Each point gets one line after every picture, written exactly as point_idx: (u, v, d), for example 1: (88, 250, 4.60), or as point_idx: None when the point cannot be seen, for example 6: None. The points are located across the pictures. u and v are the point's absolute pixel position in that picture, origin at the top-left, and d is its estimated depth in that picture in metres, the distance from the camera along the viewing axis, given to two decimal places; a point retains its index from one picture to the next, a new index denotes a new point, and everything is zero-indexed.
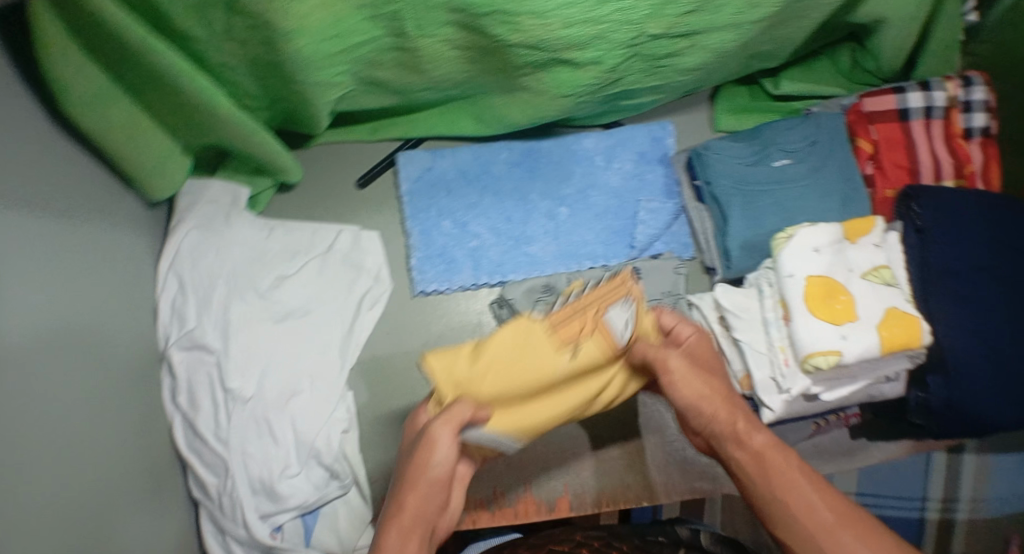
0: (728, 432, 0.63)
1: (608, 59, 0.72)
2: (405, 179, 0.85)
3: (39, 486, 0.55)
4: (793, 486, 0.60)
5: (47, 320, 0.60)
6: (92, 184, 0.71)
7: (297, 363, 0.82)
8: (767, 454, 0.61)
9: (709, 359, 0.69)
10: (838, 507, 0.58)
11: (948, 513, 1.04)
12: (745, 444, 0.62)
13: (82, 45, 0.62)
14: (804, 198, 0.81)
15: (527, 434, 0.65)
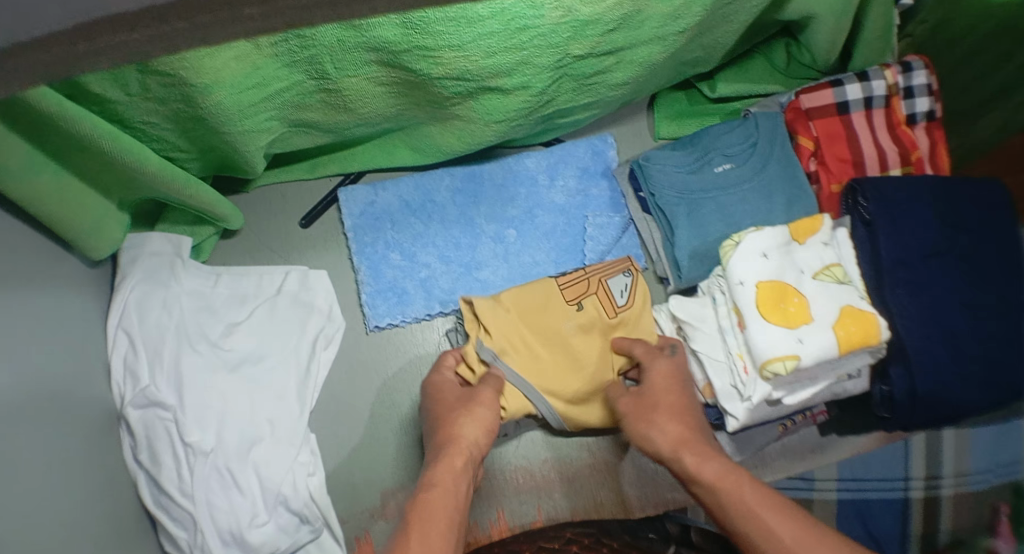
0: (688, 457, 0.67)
1: (535, 83, 0.71)
2: (348, 215, 0.84)
3: None
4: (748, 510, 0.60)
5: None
6: (34, 253, 0.70)
7: (256, 410, 0.81)
8: (718, 486, 0.63)
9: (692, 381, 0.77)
10: (794, 529, 0.58)
11: (938, 495, 0.92)
12: (699, 482, 0.65)
13: (6, 120, 0.58)
14: (748, 201, 0.81)
15: (541, 379, 0.79)
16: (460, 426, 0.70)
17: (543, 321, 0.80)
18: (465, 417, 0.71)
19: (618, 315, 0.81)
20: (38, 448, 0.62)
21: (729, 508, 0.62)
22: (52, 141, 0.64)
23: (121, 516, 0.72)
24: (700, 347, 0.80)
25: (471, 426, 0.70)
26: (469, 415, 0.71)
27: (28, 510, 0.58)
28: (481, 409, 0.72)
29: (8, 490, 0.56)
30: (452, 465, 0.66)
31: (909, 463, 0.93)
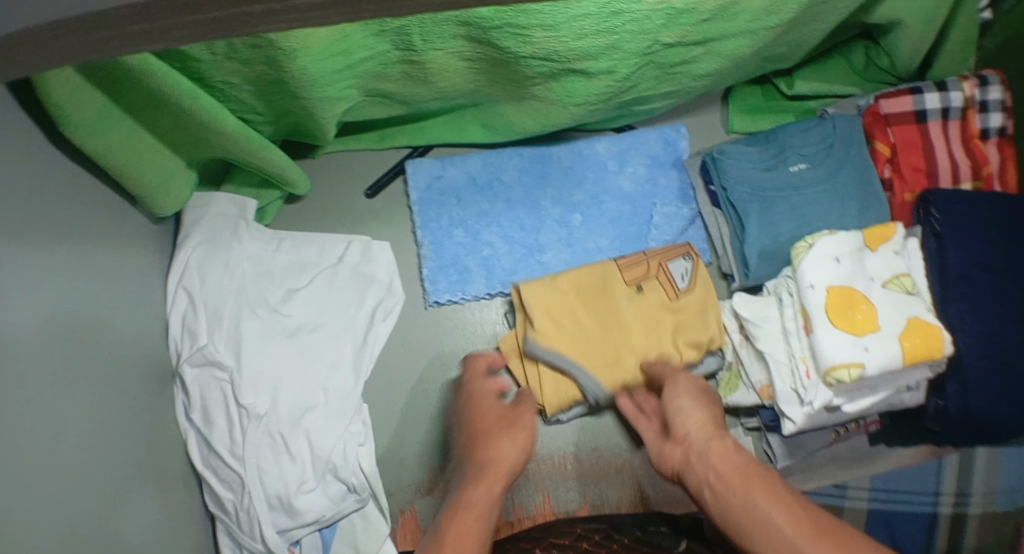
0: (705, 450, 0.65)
1: (620, 69, 0.70)
2: (414, 189, 0.84)
3: (53, 533, 0.53)
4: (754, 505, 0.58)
5: (52, 353, 0.58)
6: (98, 207, 0.69)
7: (312, 377, 0.81)
8: (736, 477, 0.61)
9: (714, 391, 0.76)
10: (814, 531, 0.54)
11: (967, 514, 0.88)
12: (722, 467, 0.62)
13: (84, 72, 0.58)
14: (820, 202, 0.81)
15: (597, 365, 0.80)
16: (498, 450, 0.69)
17: (598, 302, 0.81)
18: (513, 432, 0.71)
19: (679, 299, 0.82)
20: (91, 405, 0.62)
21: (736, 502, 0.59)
22: (130, 96, 0.64)
23: (168, 474, 0.72)
24: (762, 347, 0.79)
25: (520, 438, 0.71)
26: (520, 430, 0.71)
27: (76, 469, 0.58)
28: (521, 432, 0.71)
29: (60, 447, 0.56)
30: (488, 483, 0.65)
31: (940, 478, 0.89)
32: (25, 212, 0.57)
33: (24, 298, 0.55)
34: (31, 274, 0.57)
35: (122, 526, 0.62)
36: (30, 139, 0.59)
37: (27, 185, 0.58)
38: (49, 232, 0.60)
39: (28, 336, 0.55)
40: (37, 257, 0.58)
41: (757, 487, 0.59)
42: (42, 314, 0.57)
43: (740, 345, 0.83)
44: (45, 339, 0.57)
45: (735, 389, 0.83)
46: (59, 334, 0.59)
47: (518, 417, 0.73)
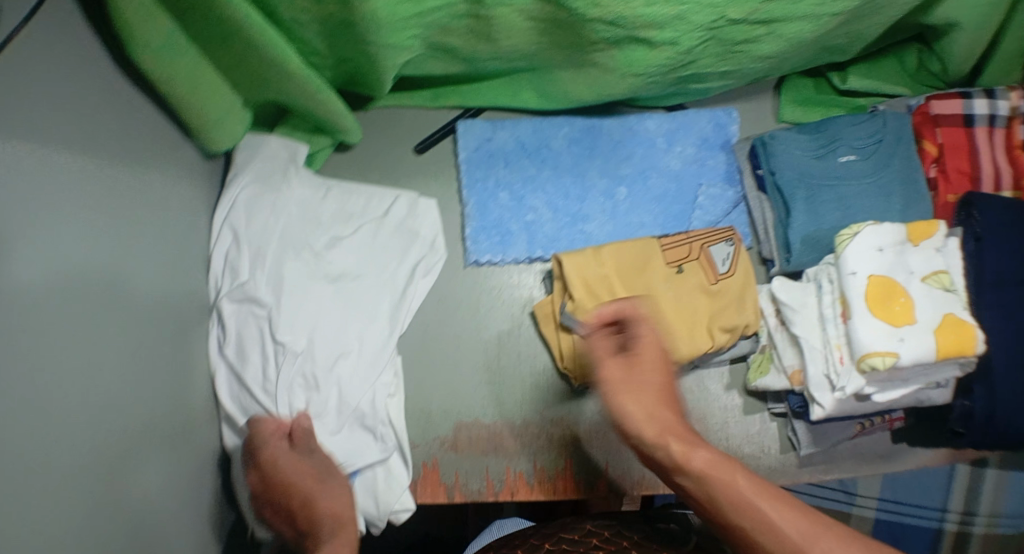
0: (670, 462, 0.61)
1: (684, 41, 0.71)
2: (463, 148, 0.85)
3: (77, 441, 0.53)
4: (752, 507, 0.56)
5: (99, 265, 0.59)
6: (156, 134, 0.70)
7: (349, 326, 0.81)
8: (708, 478, 0.59)
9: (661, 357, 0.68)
10: (802, 526, 0.55)
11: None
12: (688, 470, 0.60)
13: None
14: (865, 194, 0.81)
15: None
16: (316, 498, 0.67)
17: (639, 280, 0.81)
18: (315, 487, 0.68)
19: (718, 283, 0.82)
20: (131, 324, 0.63)
21: (724, 504, 0.58)
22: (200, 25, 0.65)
23: (196, 404, 0.72)
24: (798, 331, 0.80)
25: (328, 493, 0.68)
26: (310, 492, 0.68)
27: (111, 383, 0.58)
28: (328, 486, 0.69)
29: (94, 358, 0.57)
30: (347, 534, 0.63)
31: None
32: (80, 125, 0.58)
33: (72, 208, 0.56)
34: (80, 184, 0.57)
35: (147, 446, 0.62)
36: (93, 53, 0.61)
37: (86, 97, 0.59)
38: (105, 148, 0.61)
39: (73, 246, 0.56)
40: (88, 169, 0.59)
41: (723, 494, 0.58)
42: (92, 227, 0.58)
43: (776, 329, 0.83)
44: (94, 251, 0.58)
45: (767, 372, 0.84)
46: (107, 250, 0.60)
47: (309, 476, 0.69)
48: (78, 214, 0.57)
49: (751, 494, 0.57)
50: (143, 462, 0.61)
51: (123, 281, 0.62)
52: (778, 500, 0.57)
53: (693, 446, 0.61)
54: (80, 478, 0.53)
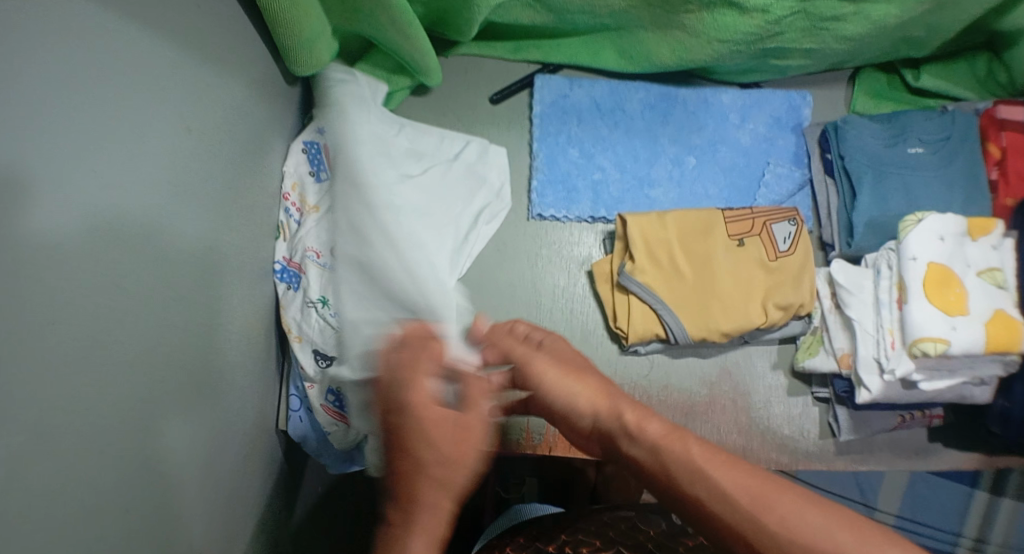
0: (619, 429, 0.57)
1: (775, 10, 0.73)
2: (538, 101, 0.86)
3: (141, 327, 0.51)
4: (703, 477, 0.50)
5: (183, 154, 0.58)
6: (243, 43, 0.71)
7: (427, 259, 0.79)
8: (660, 446, 0.54)
9: (573, 355, 0.64)
10: (751, 490, 0.48)
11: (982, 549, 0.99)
12: (640, 439, 0.55)
13: None
14: (931, 186, 0.82)
15: (691, 310, 0.80)
16: (467, 437, 0.53)
17: (699, 247, 0.81)
18: (472, 409, 0.55)
19: (777, 260, 0.81)
20: (204, 217, 0.63)
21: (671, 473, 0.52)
22: None
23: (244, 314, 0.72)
24: (852, 314, 0.80)
25: (473, 431, 0.54)
26: (461, 416, 0.54)
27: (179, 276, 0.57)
28: (474, 416, 0.55)
29: (169, 244, 0.56)
30: (438, 481, 0.52)
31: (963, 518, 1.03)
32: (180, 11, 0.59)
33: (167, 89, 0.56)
34: (173, 71, 0.57)
35: (203, 338, 0.62)
36: None
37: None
38: (199, 40, 0.62)
39: (167, 125, 0.56)
40: (181, 57, 0.59)
41: (673, 460, 0.52)
42: (179, 113, 0.58)
43: (829, 311, 0.83)
44: (181, 137, 0.58)
45: (815, 353, 0.83)
46: (193, 139, 0.60)
47: (419, 404, 0.53)
48: (173, 96, 0.57)
49: (706, 464, 0.51)
50: (198, 352, 0.61)
51: (202, 174, 0.62)
52: (739, 476, 0.49)
53: (645, 416, 0.56)
54: (138, 359, 0.51)
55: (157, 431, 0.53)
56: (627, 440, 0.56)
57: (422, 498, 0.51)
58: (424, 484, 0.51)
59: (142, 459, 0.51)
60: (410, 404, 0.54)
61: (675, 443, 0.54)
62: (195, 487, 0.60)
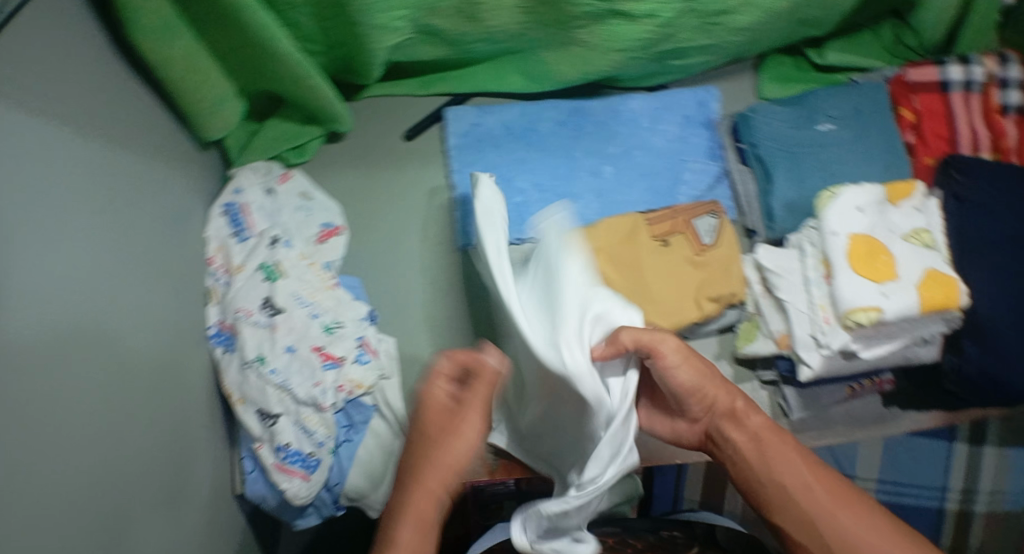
0: (726, 411, 0.65)
1: (662, 13, 0.73)
2: (452, 134, 0.87)
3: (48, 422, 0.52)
4: (765, 464, 0.63)
5: (80, 244, 0.59)
6: (147, 119, 0.73)
7: (359, 312, 0.85)
8: (762, 436, 0.64)
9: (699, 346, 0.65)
10: (802, 478, 0.62)
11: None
12: (742, 426, 0.64)
13: None
14: (846, 161, 0.84)
15: None
16: (454, 448, 0.60)
17: (625, 253, 0.83)
18: (462, 414, 0.60)
19: (703, 255, 0.83)
20: (120, 296, 0.65)
21: (759, 465, 0.63)
22: (197, 7, 0.67)
23: (172, 383, 0.73)
24: (783, 296, 0.81)
25: (444, 447, 0.60)
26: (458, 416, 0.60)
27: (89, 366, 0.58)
28: (456, 439, 0.60)
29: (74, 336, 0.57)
30: (427, 492, 0.60)
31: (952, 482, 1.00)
32: (79, 104, 0.61)
33: (71, 184, 0.59)
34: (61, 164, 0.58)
35: (120, 417, 0.63)
36: (86, 34, 0.62)
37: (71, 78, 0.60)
38: (98, 128, 0.64)
39: (72, 219, 0.59)
40: (69, 147, 0.59)
41: (773, 452, 0.63)
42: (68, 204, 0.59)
43: (761, 296, 0.84)
44: (76, 225, 0.59)
45: (754, 339, 0.85)
46: (101, 226, 0.63)
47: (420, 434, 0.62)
48: (75, 189, 0.60)
49: (777, 462, 0.63)
50: (116, 426, 0.63)
51: (112, 256, 0.65)
52: (808, 460, 0.63)
53: (746, 410, 0.65)
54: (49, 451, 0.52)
55: (74, 507, 0.56)
56: (731, 424, 0.65)
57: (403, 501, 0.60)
58: (410, 490, 0.61)
59: (61, 537, 0.54)
60: (421, 421, 0.62)
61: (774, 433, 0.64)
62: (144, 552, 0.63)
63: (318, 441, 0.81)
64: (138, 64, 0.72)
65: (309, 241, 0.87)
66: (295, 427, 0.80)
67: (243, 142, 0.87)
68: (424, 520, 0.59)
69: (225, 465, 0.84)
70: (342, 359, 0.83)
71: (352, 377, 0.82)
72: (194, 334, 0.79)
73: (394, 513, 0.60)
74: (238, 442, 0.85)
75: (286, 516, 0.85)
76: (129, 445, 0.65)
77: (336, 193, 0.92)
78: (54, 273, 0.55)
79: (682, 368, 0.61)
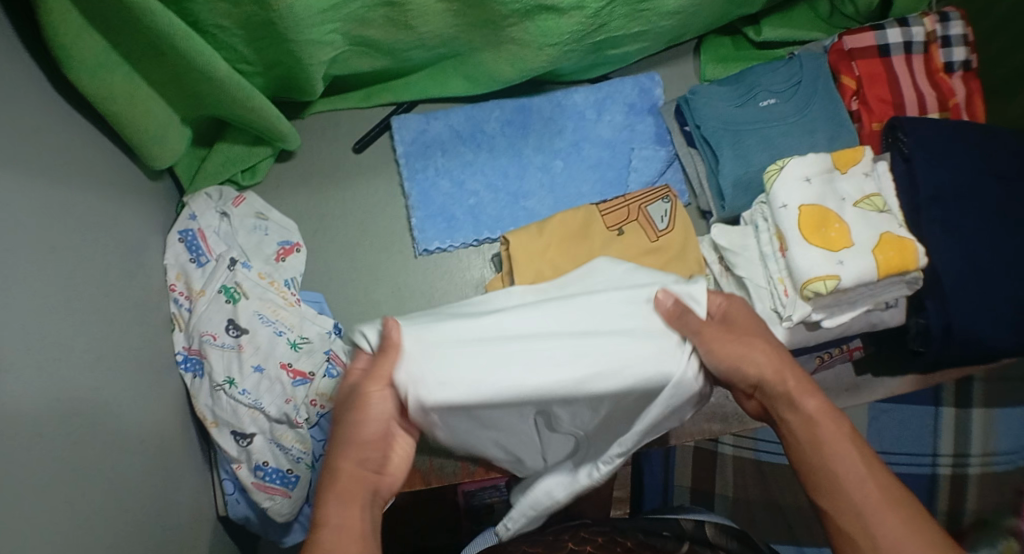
0: (781, 392, 0.56)
1: (590, 4, 0.74)
2: (400, 142, 0.90)
3: (16, 459, 0.53)
4: (814, 453, 0.54)
5: (35, 281, 0.60)
6: (93, 156, 0.73)
7: (325, 326, 0.86)
8: (820, 421, 0.55)
9: (752, 323, 0.59)
10: (858, 470, 0.53)
11: (965, 472, 0.97)
12: (797, 409, 0.56)
13: (81, 9, 0.61)
14: (789, 133, 0.85)
15: None
16: (366, 424, 0.55)
17: (581, 246, 0.83)
18: (371, 390, 0.54)
19: (659, 240, 0.84)
20: (82, 329, 0.66)
21: (810, 448, 0.54)
22: (126, 40, 0.67)
23: (147, 413, 0.74)
24: (741, 273, 0.82)
25: (364, 419, 0.55)
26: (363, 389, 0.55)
27: (53, 401, 0.59)
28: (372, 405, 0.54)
29: (37, 372, 0.58)
30: (341, 495, 0.53)
31: (937, 439, 0.98)
32: (30, 145, 0.63)
33: (30, 221, 0.61)
34: (13, 206, 0.59)
35: (99, 447, 0.64)
36: (22, 76, 0.63)
37: (13, 121, 0.60)
38: (52, 167, 0.66)
39: (31, 255, 0.60)
40: (20, 188, 0.60)
41: (830, 442, 0.54)
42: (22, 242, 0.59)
43: (721, 276, 0.86)
44: (31, 264, 0.60)
45: None
46: (63, 259, 0.65)
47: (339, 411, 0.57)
48: (34, 225, 0.61)
49: (834, 448, 0.54)
50: (95, 455, 0.63)
51: (77, 289, 0.66)
52: (863, 455, 0.53)
53: (804, 390, 0.56)
54: (20, 489, 0.53)
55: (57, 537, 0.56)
56: (788, 406, 0.56)
57: (324, 511, 0.53)
58: (330, 489, 0.54)
59: None
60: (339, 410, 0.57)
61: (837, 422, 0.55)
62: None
63: (295, 457, 0.81)
64: (78, 100, 0.71)
65: (268, 260, 0.88)
66: (271, 445, 0.82)
67: (195, 169, 0.89)
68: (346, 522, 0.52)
69: (207, 490, 0.85)
70: (311, 375, 0.83)
71: (322, 390, 0.83)
72: (161, 364, 0.79)
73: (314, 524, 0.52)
74: (217, 463, 0.85)
75: (273, 534, 0.86)
76: (106, 474, 0.65)
77: (293, 211, 0.94)
78: (9, 311, 0.56)
79: (718, 346, 0.55)
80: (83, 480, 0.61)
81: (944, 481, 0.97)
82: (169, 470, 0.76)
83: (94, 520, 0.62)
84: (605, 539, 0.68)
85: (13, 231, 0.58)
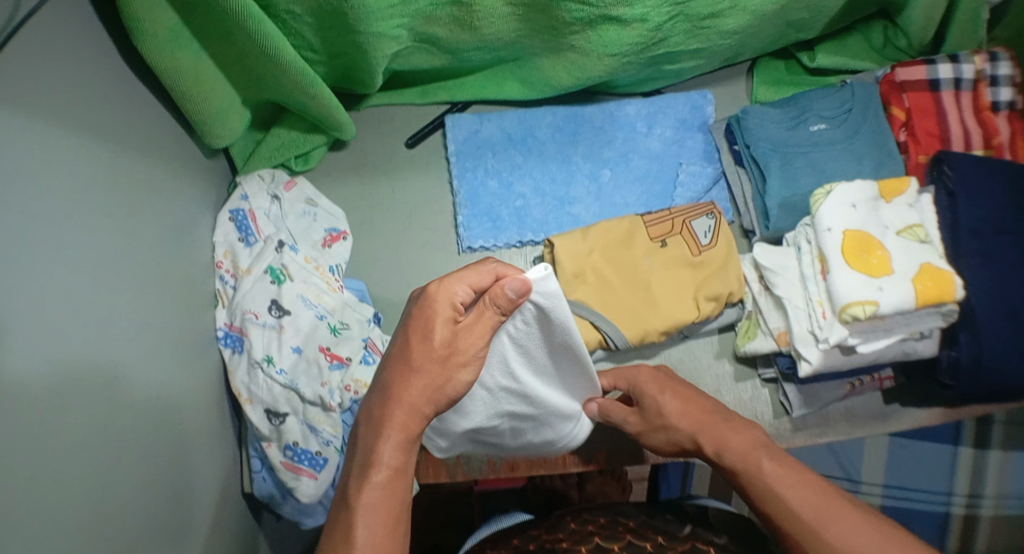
0: (714, 447, 0.64)
1: (653, 17, 0.76)
2: (452, 140, 0.93)
3: (53, 413, 0.54)
4: (762, 489, 0.58)
5: (86, 244, 0.62)
6: (154, 128, 0.75)
7: (364, 314, 0.88)
8: (741, 465, 0.61)
9: (655, 384, 0.73)
10: (812, 500, 0.55)
11: (977, 515, 0.99)
12: (727, 459, 0.62)
13: None
14: (838, 159, 0.86)
15: (621, 316, 0.83)
16: (427, 349, 0.58)
17: (623, 255, 0.85)
18: (464, 322, 0.59)
19: (701, 254, 0.85)
20: (129, 295, 0.67)
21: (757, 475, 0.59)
22: (201, 19, 0.69)
23: (184, 383, 0.75)
24: (781, 292, 0.83)
25: (415, 393, 0.59)
26: (458, 342, 0.59)
27: (96, 361, 0.61)
28: (470, 345, 0.59)
29: (81, 331, 0.59)
30: (400, 434, 0.58)
31: (953, 478, 0.99)
32: (92, 113, 0.65)
33: (89, 184, 0.63)
34: (69, 169, 0.60)
35: (135, 410, 0.66)
36: (93, 47, 0.65)
37: (77, 89, 0.62)
38: (112, 134, 0.67)
39: (86, 218, 0.62)
40: (78, 154, 0.62)
41: (766, 472, 0.59)
42: (77, 207, 0.61)
43: (760, 294, 0.87)
44: (85, 225, 0.62)
45: (755, 336, 0.87)
46: (118, 221, 0.67)
47: (402, 365, 0.59)
48: (93, 191, 0.63)
49: (775, 478, 0.58)
50: (131, 418, 0.65)
51: (128, 258, 0.68)
52: (792, 478, 0.57)
53: (728, 434, 0.63)
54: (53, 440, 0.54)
55: (91, 489, 0.58)
56: (720, 458, 0.63)
57: (377, 447, 0.57)
58: (384, 437, 0.57)
59: (76, 519, 0.56)
60: (397, 365, 0.59)
61: (755, 459, 0.60)
62: (162, 535, 0.67)
63: (325, 440, 0.83)
64: (143, 73, 0.74)
65: (315, 245, 0.90)
66: (303, 427, 0.83)
67: (249, 152, 0.91)
68: (401, 468, 0.57)
69: (234, 465, 0.86)
70: (349, 360, 0.85)
71: (357, 377, 0.84)
72: (204, 338, 0.80)
73: (367, 462, 0.57)
74: (245, 442, 0.87)
75: (295, 516, 0.87)
76: (142, 436, 0.66)
77: (339, 200, 0.96)
78: (59, 270, 0.57)
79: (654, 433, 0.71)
80: (115, 443, 0.62)
81: (956, 522, 0.99)
82: (202, 439, 0.78)
83: (125, 481, 0.63)
84: (607, 519, 0.69)
85: (71, 195, 0.60)
